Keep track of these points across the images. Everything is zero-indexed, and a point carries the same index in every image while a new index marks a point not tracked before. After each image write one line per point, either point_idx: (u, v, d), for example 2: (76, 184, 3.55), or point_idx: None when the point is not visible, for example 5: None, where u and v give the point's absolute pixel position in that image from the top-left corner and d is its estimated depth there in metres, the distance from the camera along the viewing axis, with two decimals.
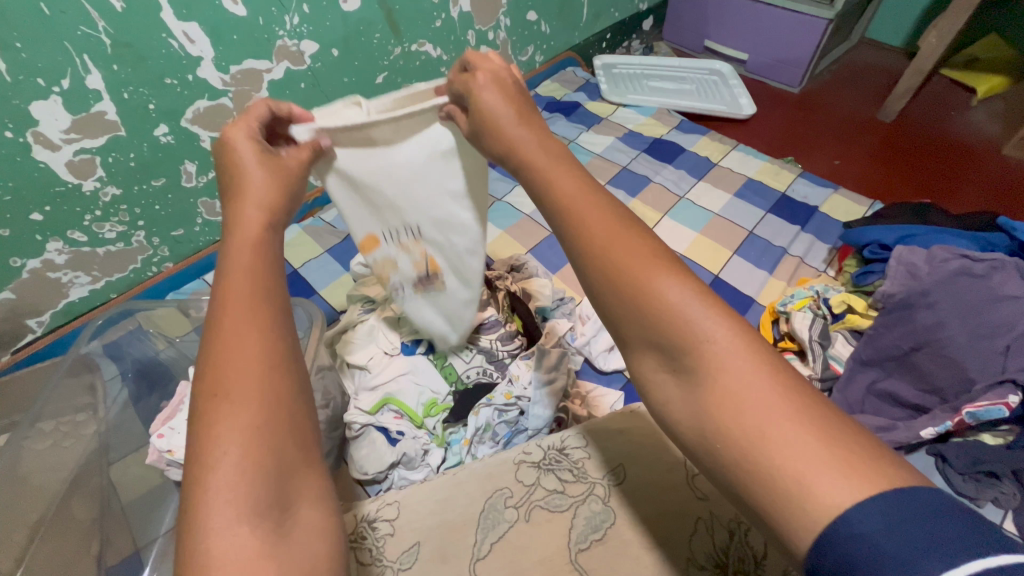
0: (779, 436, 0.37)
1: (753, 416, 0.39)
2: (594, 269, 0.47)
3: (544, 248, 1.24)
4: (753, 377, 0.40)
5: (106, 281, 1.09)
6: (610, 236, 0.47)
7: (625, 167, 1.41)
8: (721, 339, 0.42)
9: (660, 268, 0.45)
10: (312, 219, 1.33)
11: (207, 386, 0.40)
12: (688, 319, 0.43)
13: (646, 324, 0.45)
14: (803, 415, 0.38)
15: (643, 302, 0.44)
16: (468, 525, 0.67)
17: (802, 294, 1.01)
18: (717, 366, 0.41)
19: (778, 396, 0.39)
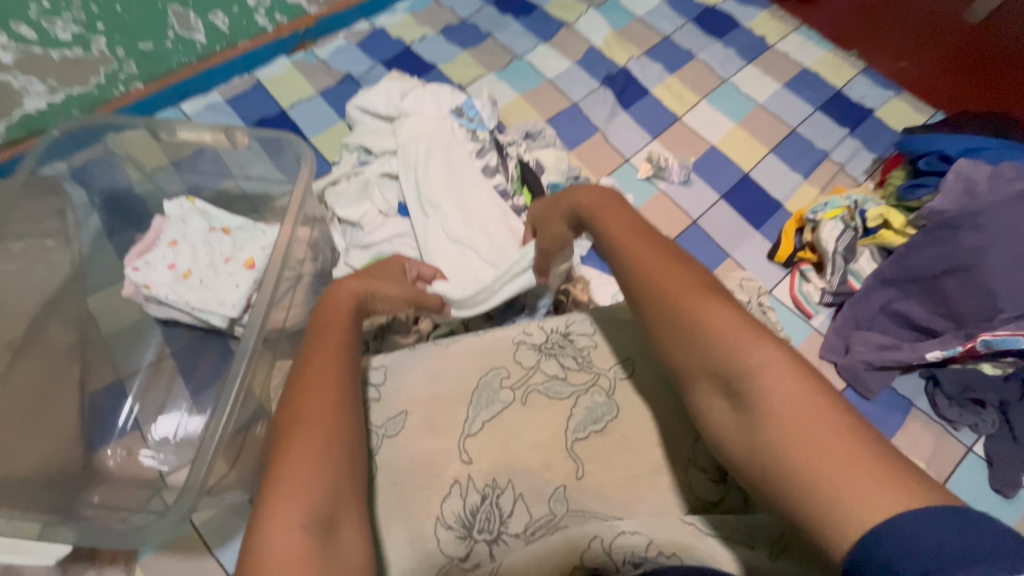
0: (832, 459, 0.34)
1: (801, 440, 0.36)
2: (647, 302, 0.48)
3: (563, 120, 1.11)
4: (807, 402, 0.37)
5: (65, 94, 0.95)
6: (662, 270, 0.48)
7: (667, 37, 1.23)
8: (769, 361, 0.40)
9: (708, 299, 0.45)
10: (303, 53, 1.15)
11: (312, 411, 0.49)
12: (733, 345, 0.42)
13: (695, 355, 0.44)
14: (858, 444, 0.35)
15: (690, 329, 0.44)
16: (460, 400, 0.66)
17: (835, 204, 0.92)
18: (767, 388, 0.39)
19: (832, 420, 0.36)
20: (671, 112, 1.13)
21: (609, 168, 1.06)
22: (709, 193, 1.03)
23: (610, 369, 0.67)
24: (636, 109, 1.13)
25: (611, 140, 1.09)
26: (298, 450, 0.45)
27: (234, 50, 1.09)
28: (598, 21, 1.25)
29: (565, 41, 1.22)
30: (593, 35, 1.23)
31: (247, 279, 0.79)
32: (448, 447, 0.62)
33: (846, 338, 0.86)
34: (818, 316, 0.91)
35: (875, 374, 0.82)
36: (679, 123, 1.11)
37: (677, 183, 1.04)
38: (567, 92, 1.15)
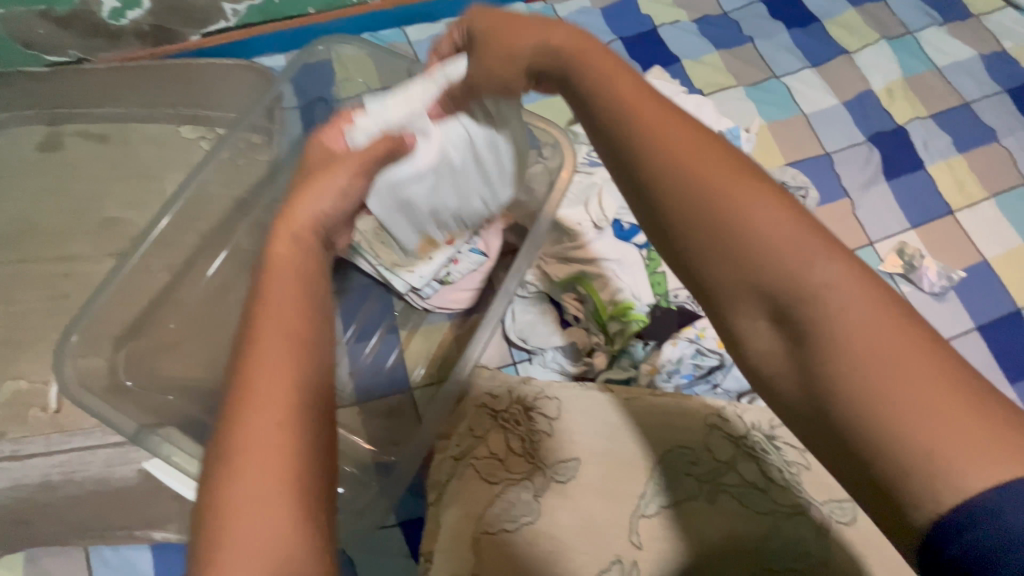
0: (904, 400, 0.30)
1: (889, 366, 0.31)
2: (652, 149, 0.38)
3: (810, 170, 0.94)
4: (840, 280, 0.33)
5: None
6: (664, 116, 0.39)
7: (967, 103, 0.99)
8: (835, 269, 0.34)
9: (754, 185, 0.36)
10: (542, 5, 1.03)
11: (268, 385, 0.36)
12: (762, 215, 0.35)
13: (693, 195, 0.37)
14: (953, 381, 0.31)
15: (733, 216, 0.36)
16: (639, 472, 0.62)
17: None
18: (758, 252, 0.35)
19: (896, 330, 0.32)
20: (945, 201, 0.92)
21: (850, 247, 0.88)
22: (964, 318, 0.84)
23: (821, 502, 0.59)
24: (901, 183, 0.93)
25: (859, 212, 0.91)
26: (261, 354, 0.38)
27: None
28: (887, 59, 1.03)
29: (838, 73, 1.02)
30: (874, 74, 1.02)
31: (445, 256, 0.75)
32: (619, 517, 0.60)
33: None
34: None
35: None
36: (951, 219, 0.90)
37: (927, 293, 0.85)
38: (822, 137, 0.97)
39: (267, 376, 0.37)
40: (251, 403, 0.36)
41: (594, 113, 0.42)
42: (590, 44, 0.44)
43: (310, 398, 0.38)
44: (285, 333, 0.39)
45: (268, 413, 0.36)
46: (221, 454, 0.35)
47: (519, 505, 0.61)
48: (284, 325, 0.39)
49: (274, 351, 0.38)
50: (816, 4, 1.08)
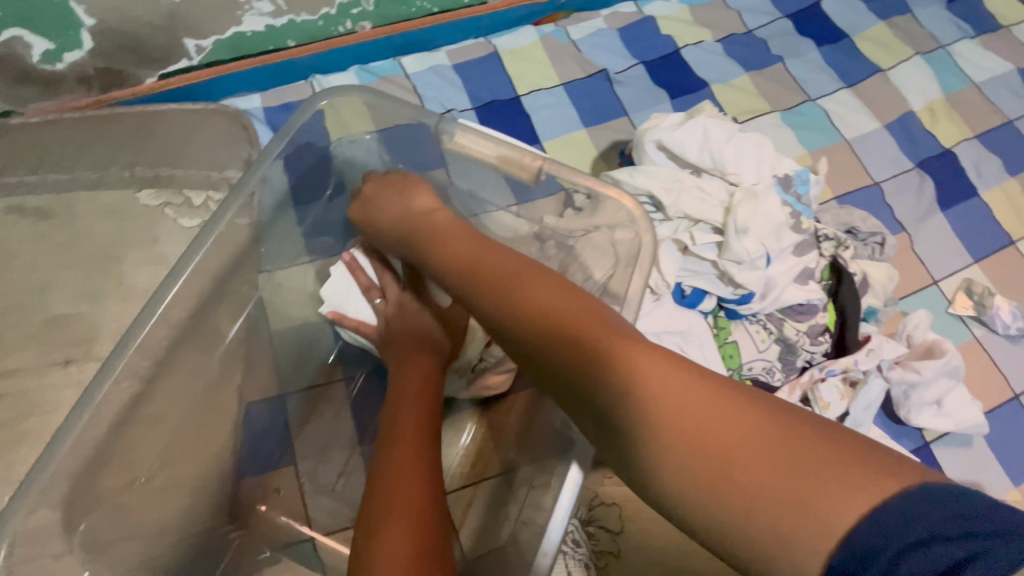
0: (743, 478, 0.31)
1: (708, 459, 0.32)
2: (508, 320, 0.44)
3: (860, 202, 0.85)
4: (634, 387, 0.36)
5: (288, 21, 0.77)
6: (521, 273, 0.46)
7: (1010, 122, 0.93)
8: (643, 363, 0.37)
9: (579, 311, 0.42)
10: (554, 28, 0.92)
11: (402, 496, 0.46)
12: (579, 327, 0.41)
13: (534, 335, 0.42)
14: (784, 461, 0.31)
15: (567, 347, 0.40)
16: None
17: None
18: (618, 387, 0.37)
19: (691, 417, 0.34)
20: (1003, 229, 0.85)
21: (913, 288, 0.80)
22: None
23: None
24: (956, 212, 0.86)
25: (917, 248, 0.83)
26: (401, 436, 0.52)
27: (483, 7, 0.88)
28: (922, 75, 0.96)
29: (874, 92, 0.94)
30: (911, 92, 0.95)
31: None
32: None
33: None
34: None
35: None
36: (1012, 249, 0.84)
37: (1000, 334, 0.78)
38: (868, 165, 0.89)
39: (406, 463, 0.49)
40: (400, 482, 0.47)
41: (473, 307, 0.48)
42: (468, 244, 0.52)
43: (433, 505, 0.47)
44: (413, 472, 0.48)
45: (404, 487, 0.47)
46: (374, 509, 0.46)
47: None
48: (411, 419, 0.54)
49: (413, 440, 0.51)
50: (843, 17, 1.00)
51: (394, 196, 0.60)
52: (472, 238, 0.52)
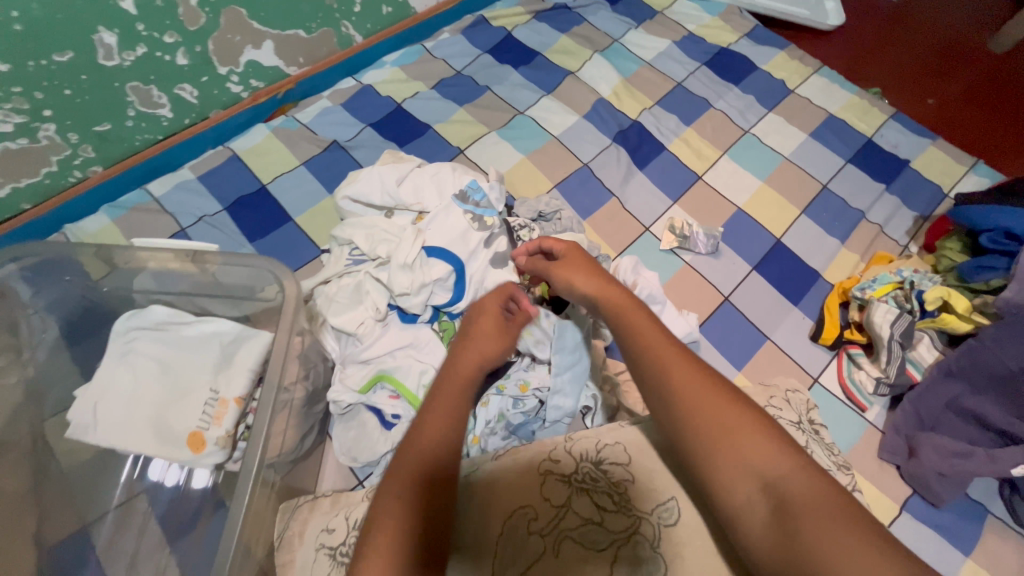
0: (817, 526, 0.43)
1: (817, 520, 0.43)
2: (723, 454, 0.49)
3: (575, 184, 1.01)
4: (821, 493, 0.46)
5: (12, 188, 0.84)
6: (699, 388, 0.52)
7: (680, 84, 1.13)
8: (793, 460, 0.48)
9: (704, 376, 0.54)
10: (284, 119, 1.04)
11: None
12: (761, 444, 0.48)
13: (733, 458, 0.48)
14: (859, 523, 0.43)
15: (741, 443, 0.48)
16: (483, 554, 0.58)
17: (885, 280, 0.82)
18: (795, 488, 0.46)
19: (832, 502, 0.45)
20: (691, 169, 1.03)
21: (630, 240, 0.95)
22: (741, 264, 0.94)
23: (653, 512, 0.59)
24: (652, 168, 1.03)
25: (627, 206, 0.99)
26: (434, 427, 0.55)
27: (207, 121, 0.98)
28: (605, 68, 1.15)
29: (570, 92, 1.12)
30: (599, 84, 1.13)
31: (229, 417, 0.68)
32: None
33: (910, 438, 0.76)
34: (873, 408, 0.81)
35: (949, 485, 0.72)
36: (701, 183, 1.02)
37: (704, 254, 0.94)
38: (576, 151, 1.05)
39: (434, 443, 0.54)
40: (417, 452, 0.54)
41: (654, 382, 0.55)
42: (686, 366, 0.55)
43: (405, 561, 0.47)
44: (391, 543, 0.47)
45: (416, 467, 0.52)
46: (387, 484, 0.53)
47: None
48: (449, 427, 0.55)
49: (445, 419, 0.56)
50: (533, 40, 1.19)
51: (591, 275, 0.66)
52: (693, 365, 0.55)
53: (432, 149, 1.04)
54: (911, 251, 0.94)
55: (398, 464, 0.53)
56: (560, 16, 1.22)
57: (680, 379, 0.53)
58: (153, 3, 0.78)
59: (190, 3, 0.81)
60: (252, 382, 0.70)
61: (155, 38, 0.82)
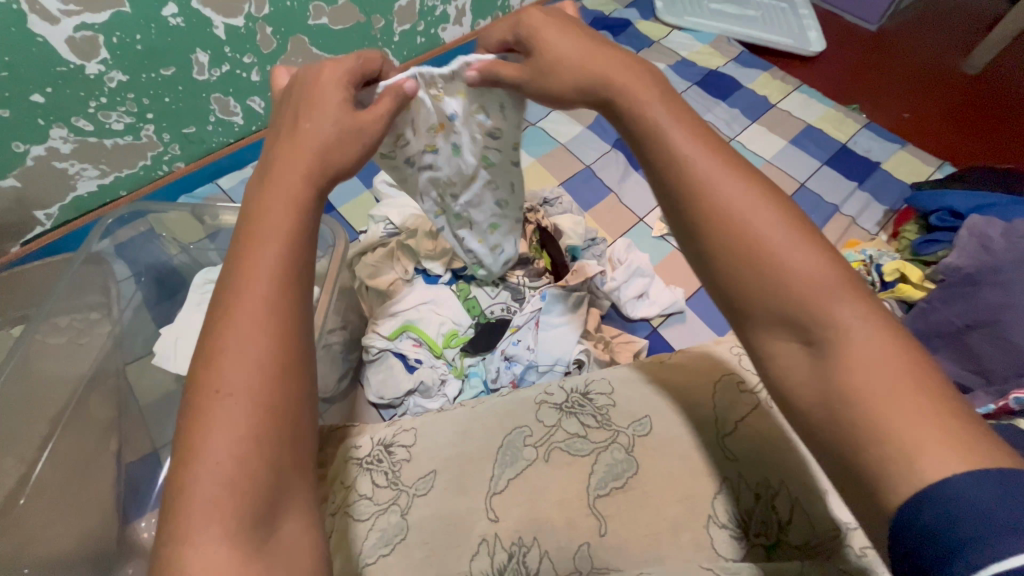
0: (873, 393, 0.37)
1: (872, 384, 0.38)
2: (762, 295, 0.43)
3: (578, 182, 1.16)
4: (881, 347, 0.39)
5: (114, 177, 1.03)
6: (751, 224, 0.44)
7: None
8: (860, 316, 0.40)
9: (763, 203, 0.44)
10: None
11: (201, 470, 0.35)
12: (814, 289, 0.42)
13: (776, 299, 0.43)
14: (928, 390, 0.36)
15: (787, 285, 0.42)
16: (485, 459, 0.69)
17: (852, 258, 0.95)
18: (849, 341, 0.40)
19: (900, 361, 0.38)
20: None
21: (625, 228, 1.09)
22: None
23: (630, 426, 0.69)
24: None
25: (624, 200, 1.13)
26: (242, 306, 0.40)
27: (269, 129, 1.18)
28: None
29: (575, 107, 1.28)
30: None
31: None
32: (473, 507, 0.65)
33: None
34: None
35: None
36: None
37: None
38: (580, 155, 1.20)
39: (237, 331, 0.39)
40: (223, 349, 0.38)
41: (697, 218, 0.46)
42: (740, 195, 0.45)
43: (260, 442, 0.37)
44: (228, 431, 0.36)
45: (228, 359, 0.38)
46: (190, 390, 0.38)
47: (390, 529, 0.65)
48: (252, 301, 0.40)
49: (258, 293, 0.40)
50: None
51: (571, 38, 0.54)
52: (751, 187, 0.45)
53: None
54: (880, 238, 1.05)
55: (202, 369, 0.38)
56: None
57: (728, 208, 0.44)
58: (238, 30, 0.98)
59: (266, 31, 1.01)
60: None
61: (237, 58, 1.02)
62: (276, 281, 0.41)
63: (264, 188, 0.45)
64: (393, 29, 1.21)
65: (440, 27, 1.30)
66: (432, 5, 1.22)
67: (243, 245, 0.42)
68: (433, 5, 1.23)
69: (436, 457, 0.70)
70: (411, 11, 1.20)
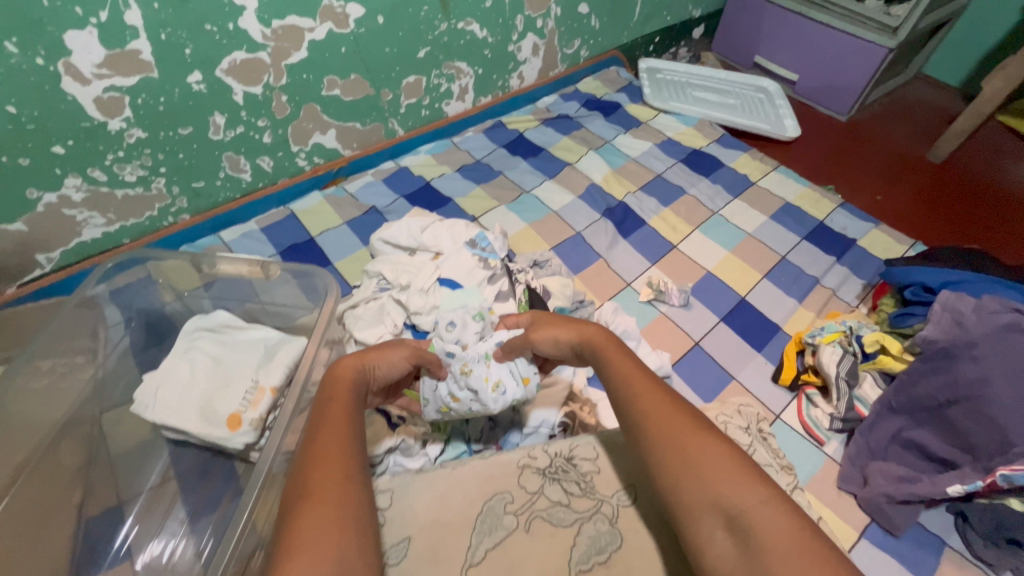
0: (783, 563, 0.46)
1: (780, 557, 0.46)
2: (690, 487, 0.54)
3: (569, 247, 1.20)
4: (789, 529, 0.48)
5: (120, 225, 1.07)
6: (669, 430, 0.58)
7: (660, 175, 1.37)
8: (762, 495, 0.51)
9: (665, 401, 0.61)
10: (335, 188, 1.29)
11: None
12: (724, 478, 0.53)
13: (698, 491, 0.53)
14: (821, 559, 0.46)
15: (704, 472, 0.54)
16: (464, 526, 0.66)
17: (833, 328, 0.95)
18: (756, 517, 0.49)
19: (800, 541, 0.47)
20: (667, 240, 1.22)
21: (612, 293, 1.12)
22: (710, 316, 1.07)
23: (614, 495, 0.68)
24: (634, 238, 1.23)
25: (612, 266, 1.17)
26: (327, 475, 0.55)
27: (274, 186, 1.23)
28: (598, 162, 1.41)
29: (568, 178, 1.36)
30: (592, 173, 1.38)
31: (264, 403, 0.81)
32: None
33: (863, 468, 0.84)
34: (830, 443, 0.89)
35: (900, 510, 0.78)
36: (676, 251, 1.20)
37: (678, 306, 1.09)
38: (571, 223, 1.26)
39: (319, 498, 0.53)
40: (313, 495, 0.53)
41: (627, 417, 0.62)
42: (657, 395, 0.62)
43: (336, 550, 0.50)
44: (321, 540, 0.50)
45: (316, 516, 0.51)
46: (281, 550, 0.49)
47: None
48: (336, 476, 0.55)
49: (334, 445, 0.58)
50: (540, 139, 1.47)
51: (556, 322, 0.75)
52: (661, 392, 0.63)
53: (451, 215, 1.25)
54: (861, 310, 1.08)
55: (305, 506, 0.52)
56: (563, 123, 1.52)
57: (649, 406, 0.61)
58: (256, 97, 1.06)
59: (281, 99, 1.09)
60: (285, 376, 0.84)
61: (251, 121, 1.09)
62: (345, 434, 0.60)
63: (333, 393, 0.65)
64: (401, 101, 1.30)
65: (444, 102, 1.40)
66: (438, 82, 1.33)
67: (324, 423, 0.61)
68: (439, 82, 1.33)
69: (408, 523, 0.67)
70: (418, 87, 1.30)
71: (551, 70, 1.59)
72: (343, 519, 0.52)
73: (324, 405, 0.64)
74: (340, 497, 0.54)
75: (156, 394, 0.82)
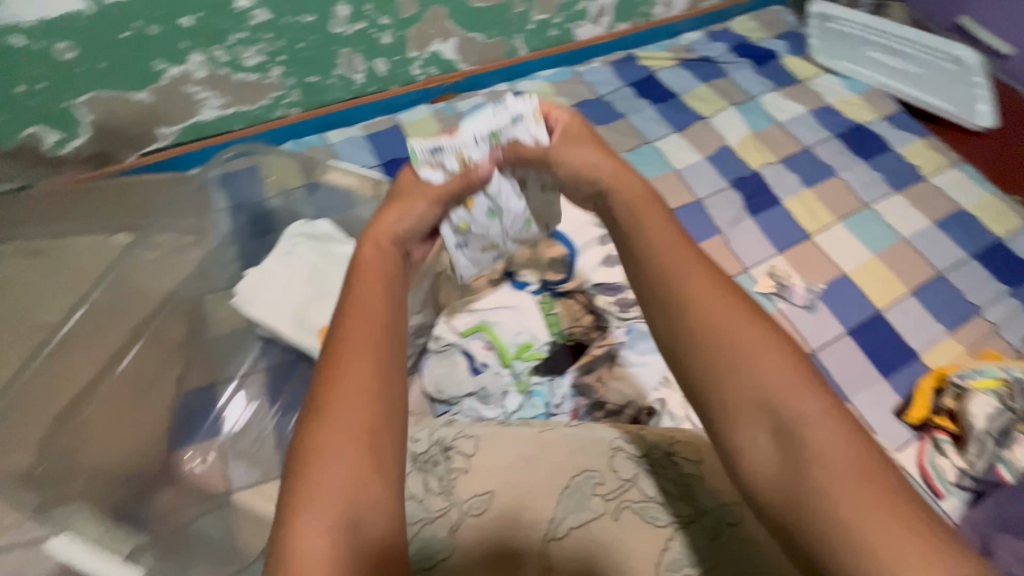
0: (834, 485, 0.39)
1: (831, 476, 0.39)
2: (737, 388, 0.44)
3: (686, 214, 1.07)
4: (850, 443, 0.40)
5: (235, 110, 1.05)
6: (713, 312, 0.46)
7: (808, 148, 1.18)
8: (823, 408, 0.42)
9: (716, 282, 0.48)
10: (444, 105, 1.20)
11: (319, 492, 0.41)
12: (779, 377, 0.43)
13: (747, 389, 0.43)
14: (878, 480, 0.39)
15: (754, 369, 0.44)
16: (547, 497, 0.64)
17: (991, 373, 0.82)
18: (814, 431, 0.41)
19: (863, 460, 0.40)
20: (802, 228, 1.06)
21: (725, 276, 1.00)
22: (835, 325, 0.94)
23: (717, 507, 0.62)
24: (763, 218, 1.08)
25: (732, 245, 1.04)
26: (343, 388, 0.45)
27: (385, 93, 1.16)
28: (736, 120, 1.22)
29: (699, 135, 1.20)
30: (728, 133, 1.20)
31: None
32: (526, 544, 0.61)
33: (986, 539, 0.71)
34: (950, 498, 0.78)
35: None
36: (810, 242, 1.04)
37: (799, 306, 0.96)
38: (694, 187, 1.12)
39: (335, 411, 0.44)
40: (336, 391, 0.45)
41: (658, 290, 0.50)
42: (704, 268, 0.49)
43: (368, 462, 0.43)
44: (342, 448, 0.43)
45: (337, 412, 0.44)
46: (299, 446, 0.43)
47: (437, 542, 0.62)
48: (361, 365, 0.46)
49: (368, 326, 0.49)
50: (674, 83, 1.29)
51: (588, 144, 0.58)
52: (704, 265, 0.49)
53: None
54: None
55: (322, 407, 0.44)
56: (703, 67, 1.32)
57: (694, 282, 0.48)
58: None
59: None
60: None
61: (374, 18, 1.01)
62: (384, 313, 0.50)
63: (356, 278, 0.53)
64: (531, 16, 1.17)
65: (577, 23, 1.24)
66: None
67: (350, 304, 0.50)
68: None
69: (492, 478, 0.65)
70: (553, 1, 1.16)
71: (704, 1, 1.37)
72: (369, 425, 0.44)
73: (352, 286, 0.52)
74: (361, 405, 0.44)
75: (258, 292, 0.83)
